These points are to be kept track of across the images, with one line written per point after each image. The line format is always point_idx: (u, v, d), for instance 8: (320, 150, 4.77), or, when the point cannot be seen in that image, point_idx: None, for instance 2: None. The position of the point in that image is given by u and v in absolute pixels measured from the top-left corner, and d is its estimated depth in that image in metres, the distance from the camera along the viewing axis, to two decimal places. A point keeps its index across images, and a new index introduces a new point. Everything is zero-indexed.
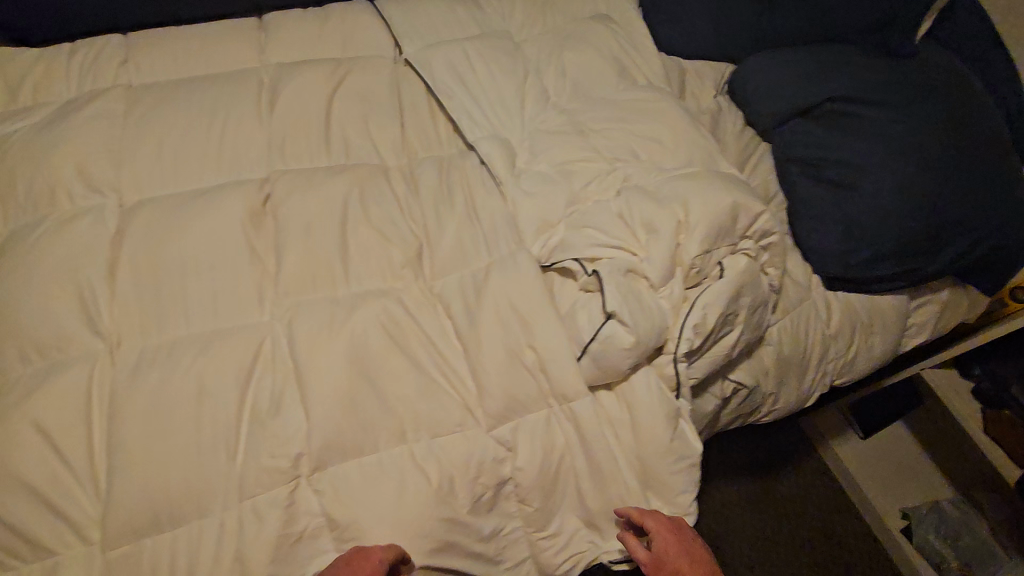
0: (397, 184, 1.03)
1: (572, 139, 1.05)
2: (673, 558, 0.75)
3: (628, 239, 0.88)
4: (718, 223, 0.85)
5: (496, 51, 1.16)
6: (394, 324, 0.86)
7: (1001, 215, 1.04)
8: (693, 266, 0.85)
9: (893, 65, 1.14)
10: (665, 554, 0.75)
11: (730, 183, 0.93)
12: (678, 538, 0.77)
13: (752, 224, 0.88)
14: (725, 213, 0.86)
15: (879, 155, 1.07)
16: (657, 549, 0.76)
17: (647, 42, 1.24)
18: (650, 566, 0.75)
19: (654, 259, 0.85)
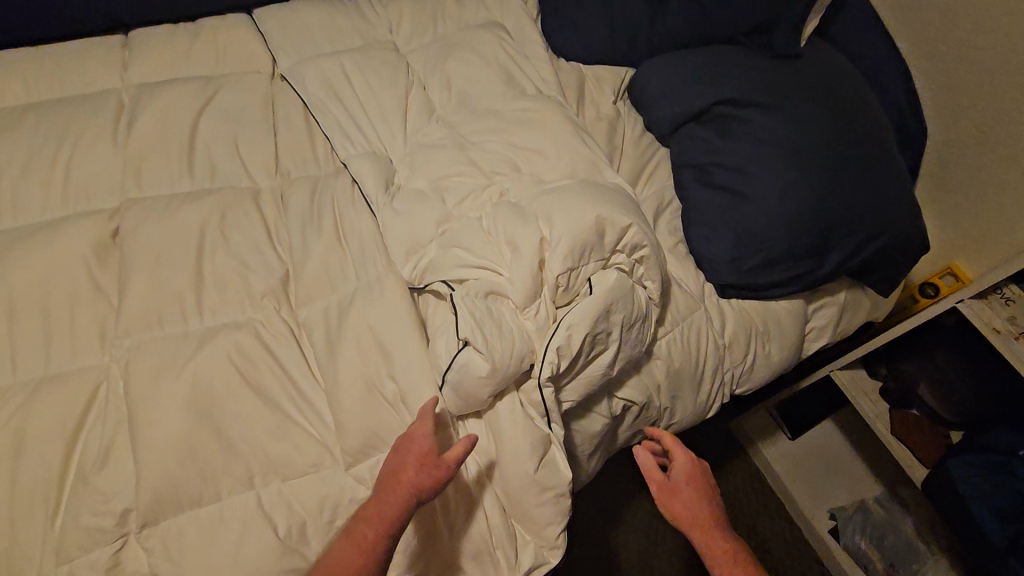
0: (266, 207, 0.98)
1: (450, 152, 1.02)
2: (687, 490, 0.83)
3: (495, 260, 0.86)
4: (583, 239, 0.83)
5: (377, 63, 1.12)
6: (245, 359, 0.81)
7: (888, 214, 1.03)
8: (560, 283, 0.82)
9: (779, 66, 1.12)
10: (681, 485, 0.84)
11: (603, 194, 0.90)
12: (698, 476, 0.85)
13: (622, 237, 0.86)
14: (590, 229, 0.84)
15: (766, 158, 1.04)
16: (692, 490, 0.83)
17: (538, 50, 1.22)
18: (663, 489, 0.84)
19: (518, 278, 0.82)
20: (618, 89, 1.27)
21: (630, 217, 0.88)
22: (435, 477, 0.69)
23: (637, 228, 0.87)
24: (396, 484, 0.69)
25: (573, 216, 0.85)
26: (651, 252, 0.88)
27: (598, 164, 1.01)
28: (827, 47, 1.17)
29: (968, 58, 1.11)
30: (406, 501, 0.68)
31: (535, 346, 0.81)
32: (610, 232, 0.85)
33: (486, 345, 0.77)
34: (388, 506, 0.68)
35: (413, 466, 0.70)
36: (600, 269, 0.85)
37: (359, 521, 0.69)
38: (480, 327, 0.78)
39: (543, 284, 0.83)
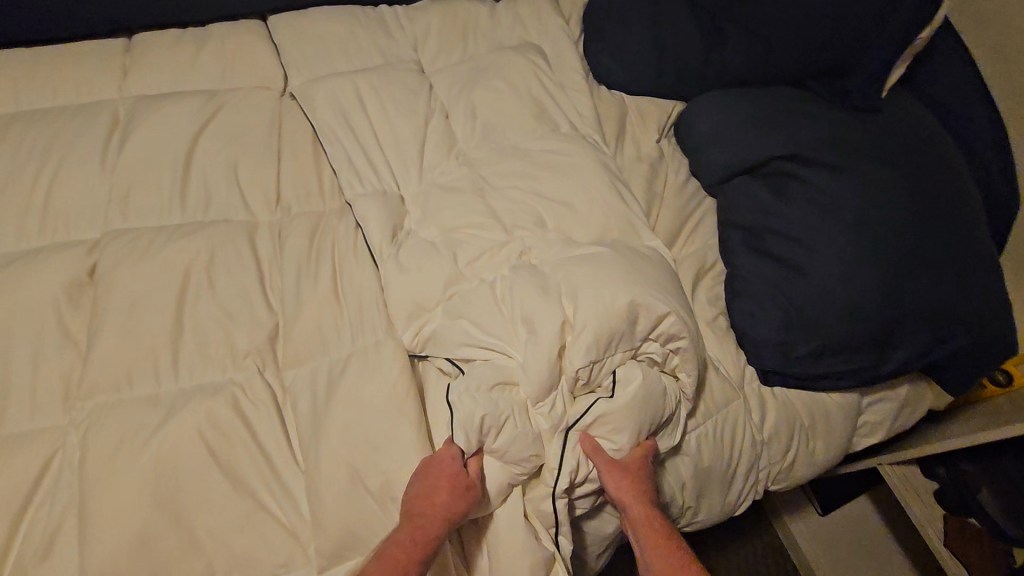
0: (261, 245, 0.88)
1: (469, 199, 0.91)
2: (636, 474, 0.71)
3: (509, 338, 0.76)
4: (610, 328, 0.72)
5: (398, 87, 1.01)
6: (218, 432, 0.71)
7: (971, 306, 0.88)
8: (579, 377, 0.72)
9: (853, 120, 0.97)
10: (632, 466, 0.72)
11: (638, 269, 0.79)
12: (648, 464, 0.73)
13: (657, 324, 0.74)
14: (620, 316, 0.73)
15: (830, 230, 0.91)
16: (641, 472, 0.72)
17: (577, 81, 1.10)
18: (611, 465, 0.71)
19: (533, 369, 0.72)
20: (663, 126, 1.14)
21: (669, 301, 0.76)
22: (468, 499, 0.67)
23: (677, 314, 0.76)
24: (430, 506, 0.65)
25: (601, 296, 0.74)
26: (691, 343, 0.76)
27: (633, 227, 0.91)
28: (911, 99, 1.01)
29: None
30: (443, 526, 0.64)
31: (542, 448, 0.72)
32: (644, 319, 0.73)
33: (495, 443, 0.70)
34: (421, 530, 0.63)
35: (447, 490, 0.66)
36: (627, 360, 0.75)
37: (390, 541, 0.63)
38: (487, 422, 0.70)
39: (561, 374, 0.73)
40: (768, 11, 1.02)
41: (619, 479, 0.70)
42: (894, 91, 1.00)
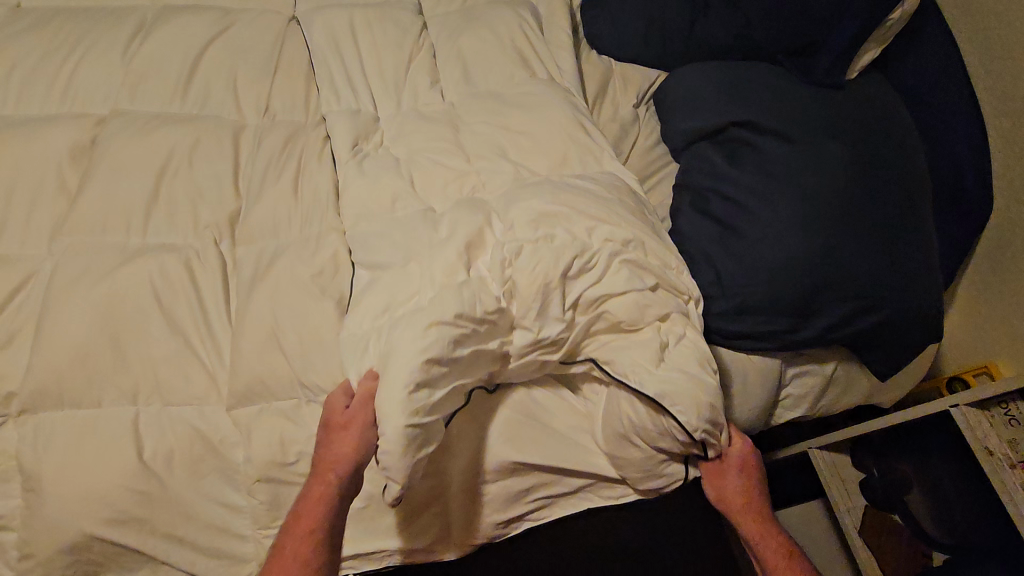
0: (242, 141, 0.98)
1: (432, 125, 0.99)
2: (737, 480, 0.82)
3: (430, 246, 0.80)
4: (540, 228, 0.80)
5: (390, 23, 1.10)
6: (165, 282, 0.82)
7: (898, 285, 0.90)
8: (502, 311, 0.76)
9: (816, 96, 0.99)
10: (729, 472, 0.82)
11: (609, 198, 0.86)
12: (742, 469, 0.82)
13: (614, 260, 0.80)
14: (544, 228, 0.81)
15: (771, 194, 0.93)
16: (744, 478, 0.81)
17: (563, 37, 1.16)
18: (711, 473, 0.82)
19: (451, 272, 0.76)
20: (643, 92, 1.17)
21: (630, 231, 0.83)
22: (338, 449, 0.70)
23: (639, 255, 0.82)
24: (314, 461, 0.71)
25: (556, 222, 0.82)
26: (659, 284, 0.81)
27: (576, 165, 0.95)
28: (884, 85, 1.03)
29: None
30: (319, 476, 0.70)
31: (436, 369, 0.71)
32: (558, 237, 0.80)
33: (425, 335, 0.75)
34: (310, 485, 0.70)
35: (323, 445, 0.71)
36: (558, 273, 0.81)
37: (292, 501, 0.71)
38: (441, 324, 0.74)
39: (503, 281, 0.78)
40: None
41: (714, 482, 0.82)
42: (862, 79, 1.03)
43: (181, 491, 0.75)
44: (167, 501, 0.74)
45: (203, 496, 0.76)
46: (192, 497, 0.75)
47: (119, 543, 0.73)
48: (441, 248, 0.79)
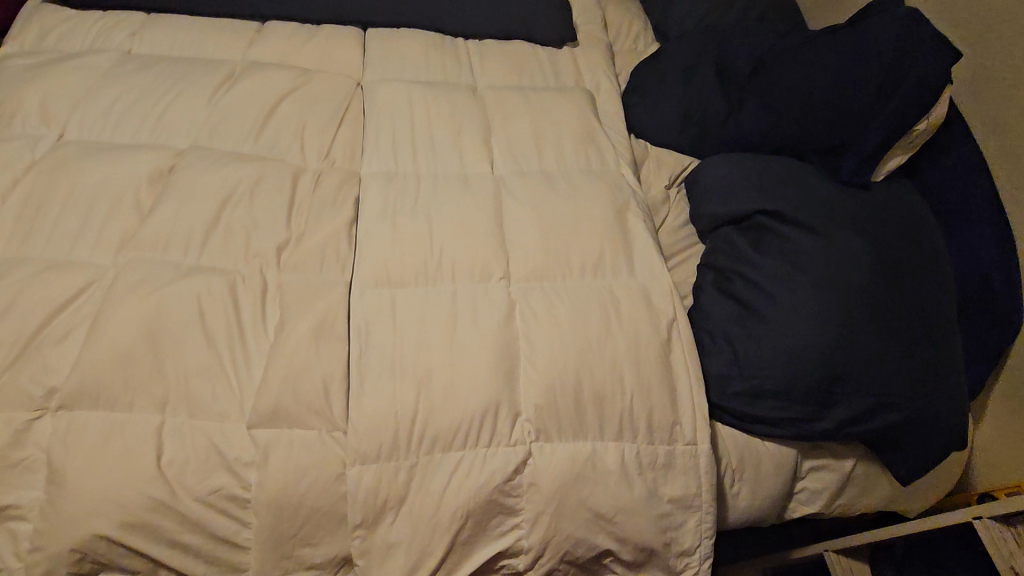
0: (301, 182, 1.07)
1: (475, 189, 1.07)
2: None
3: (464, 331, 0.89)
4: (579, 309, 0.92)
5: (447, 96, 1.22)
6: (210, 300, 0.88)
7: (918, 383, 0.90)
8: (504, 503, 0.83)
9: (843, 193, 1.03)
10: None
11: (632, 316, 0.92)
12: None
13: (624, 418, 0.86)
14: (575, 307, 0.92)
15: (792, 281, 0.95)
16: None
17: (606, 122, 1.25)
18: None
19: (463, 422, 0.83)
20: (675, 176, 1.25)
21: (649, 322, 0.92)
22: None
23: (645, 413, 0.86)
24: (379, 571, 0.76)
25: (581, 318, 0.91)
26: (656, 472, 0.86)
27: (604, 237, 1.01)
28: (910, 190, 1.07)
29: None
30: None
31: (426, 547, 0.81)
32: (593, 319, 0.91)
33: (457, 406, 0.83)
34: None
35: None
36: (582, 344, 0.88)
37: None
38: (478, 439, 0.83)
39: (531, 369, 0.87)
40: (777, 88, 1.12)
41: None
42: (889, 182, 1.07)
43: (189, 501, 0.76)
44: (173, 510, 0.76)
45: (211, 510, 0.77)
46: (198, 512, 0.77)
47: (122, 546, 0.75)
48: (477, 332, 0.89)
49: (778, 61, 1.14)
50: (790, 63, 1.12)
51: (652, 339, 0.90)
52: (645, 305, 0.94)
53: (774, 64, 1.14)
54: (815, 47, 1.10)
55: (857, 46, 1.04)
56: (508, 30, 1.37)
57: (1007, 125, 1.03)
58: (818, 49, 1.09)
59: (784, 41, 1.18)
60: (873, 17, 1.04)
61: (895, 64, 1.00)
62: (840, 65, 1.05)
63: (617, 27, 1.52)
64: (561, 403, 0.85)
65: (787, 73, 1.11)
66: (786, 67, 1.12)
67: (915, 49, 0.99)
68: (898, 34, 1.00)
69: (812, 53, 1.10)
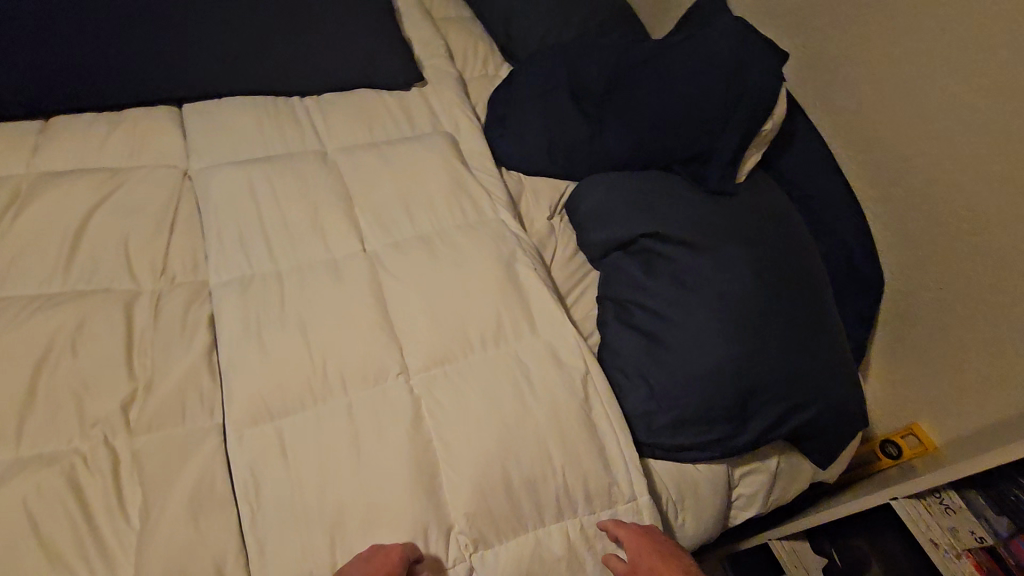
0: (138, 313, 0.90)
1: (350, 279, 0.96)
2: (646, 560, 0.75)
3: (371, 451, 0.79)
4: (490, 388, 0.85)
5: (295, 171, 1.09)
6: (44, 506, 0.71)
7: (818, 377, 0.94)
8: None
9: (713, 203, 1.05)
10: (638, 559, 0.75)
11: (545, 383, 0.87)
12: (648, 541, 0.77)
13: (561, 495, 0.82)
14: (485, 388, 0.86)
15: (688, 304, 0.95)
16: (658, 554, 0.76)
17: (474, 164, 1.19)
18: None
19: None
20: (555, 204, 1.22)
21: (563, 384, 0.88)
22: None
23: (580, 484, 0.83)
24: None
25: (493, 399, 0.85)
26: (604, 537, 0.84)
27: (499, 300, 0.95)
28: (770, 183, 1.12)
29: (943, 206, 1.00)
30: None
31: None
32: (506, 397, 0.85)
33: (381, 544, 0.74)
34: None
35: None
36: (501, 429, 0.82)
37: None
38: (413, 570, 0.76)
39: (453, 472, 0.80)
40: (633, 108, 1.11)
41: (641, 546, 0.77)
42: (752, 179, 1.11)
43: None
44: None
45: None
46: None
47: None
48: (383, 448, 0.80)
49: (628, 80, 1.14)
50: (640, 79, 1.12)
51: (569, 401, 0.87)
52: (555, 365, 0.90)
53: (626, 84, 1.14)
54: (660, 64, 1.10)
55: (697, 63, 1.06)
56: (348, 79, 1.24)
57: (843, 113, 1.14)
58: (663, 66, 1.10)
59: (630, 55, 1.16)
60: (706, 35, 1.07)
61: (733, 79, 1.04)
62: (686, 82, 1.07)
63: (462, 55, 1.46)
64: (493, 501, 0.79)
65: (639, 93, 1.11)
66: (638, 87, 1.12)
67: (749, 65, 1.04)
68: (731, 52, 1.04)
69: (658, 71, 1.10)
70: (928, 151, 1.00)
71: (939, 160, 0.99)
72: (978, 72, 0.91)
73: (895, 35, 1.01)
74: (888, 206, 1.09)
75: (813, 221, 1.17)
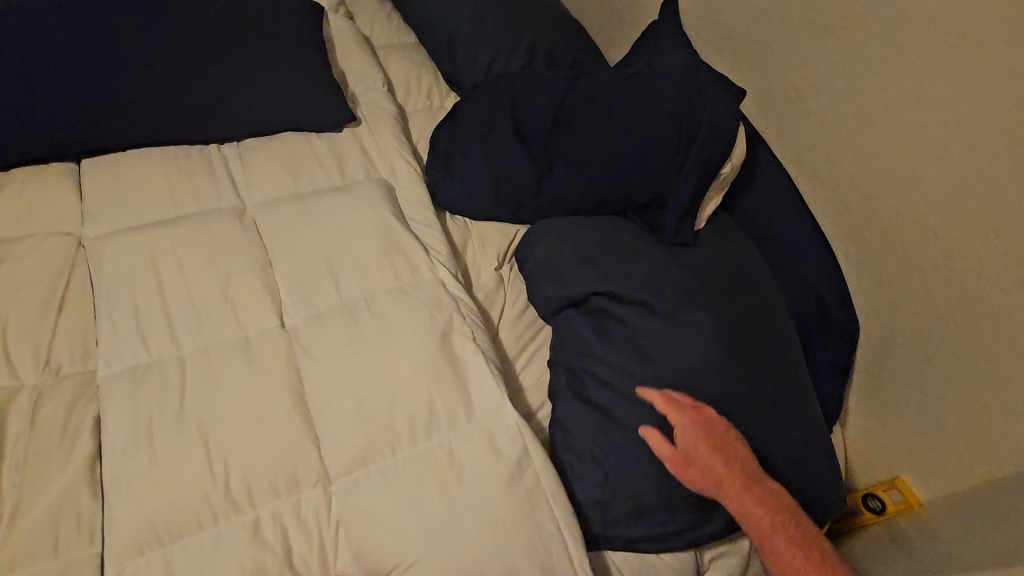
0: (12, 415, 0.78)
1: (264, 361, 0.85)
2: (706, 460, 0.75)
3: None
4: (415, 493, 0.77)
5: (204, 233, 0.96)
6: None
7: (786, 454, 0.85)
8: None
9: (670, 255, 0.95)
10: (695, 451, 0.76)
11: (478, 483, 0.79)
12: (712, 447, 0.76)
13: None
14: (408, 493, 0.77)
15: (644, 375, 0.85)
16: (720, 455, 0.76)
17: (411, 213, 1.08)
18: (674, 463, 0.76)
19: None
20: (503, 252, 1.11)
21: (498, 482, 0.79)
22: None
23: None
24: None
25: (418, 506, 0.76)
26: None
27: (430, 381, 0.85)
28: (733, 228, 1.03)
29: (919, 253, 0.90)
30: None
31: None
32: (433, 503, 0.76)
33: None
34: None
35: None
36: (428, 542, 0.74)
37: None
38: None
39: None
40: (580, 149, 1.00)
41: (698, 441, 0.76)
42: (713, 224, 1.01)
43: None
44: None
45: None
46: None
47: None
48: None
49: (573, 118, 1.03)
50: (587, 115, 1.01)
51: (505, 502, 0.78)
52: (490, 455, 0.81)
53: (571, 122, 1.02)
54: (607, 100, 0.99)
55: (646, 101, 0.96)
56: (268, 122, 1.12)
57: (809, 145, 1.04)
58: (610, 102, 0.99)
59: (576, 91, 1.06)
60: (654, 68, 0.97)
61: (685, 121, 0.94)
62: (635, 122, 0.96)
63: (404, 85, 1.34)
64: None
65: (586, 133, 1.00)
66: (584, 125, 1.01)
67: (700, 104, 0.94)
68: (682, 90, 0.94)
69: (604, 109, 0.99)
70: (901, 191, 0.91)
71: (913, 201, 0.89)
72: (955, 107, 0.82)
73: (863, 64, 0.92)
74: (861, 248, 1.00)
75: (782, 263, 1.07)
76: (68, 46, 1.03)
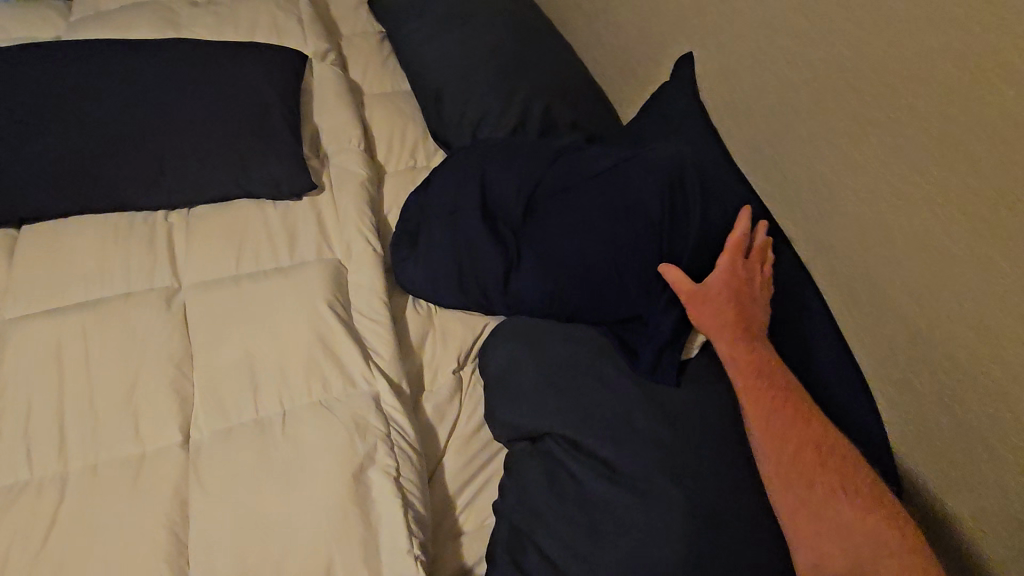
0: None
1: (151, 494, 0.73)
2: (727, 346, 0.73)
3: None
4: None
5: (120, 324, 0.86)
6: None
7: None
8: None
9: (650, 401, 0.74)
10: (720, 331, 0.74)
11: None
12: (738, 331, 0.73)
13: None
14: None
15: (596, 563, 0.66)
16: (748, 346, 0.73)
17: (362, 302, 0.93)
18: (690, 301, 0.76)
19: None
20: (465, 351, 0.94)
21: None
22: None
23: None
24: None
25: None
26: None
27: (334, 539, 0.70)
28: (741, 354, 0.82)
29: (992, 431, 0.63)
30: None
31: None
32: None
33: None
34: None
35: None
36: None
37: None
38: None
39: None
40: (548, 247, 0.86)
41: (723, 327, 0.74)
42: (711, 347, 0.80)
43: None
44: None
45: None
46: None
47: None
48: None
49: (544, 209, 0.90)
50: (561, 208, 0.88)
51: None
52: None
53: (541, 213, 0.90)
54: (581, 194, 0.87)
55: (623, 202, 0.84)
56: (222, 190, 1.02)
57: (844, 254, 0.77)
58: (583, 199, 0.87)
59: (550, 176, 0.93)
60: (634, 163, 0.86)
61: (669, 229, 0.81)
62: (609, 222, 0.84)
63: (386, 141, 1.21)
64: None
65: (555, 230, 0.87)
66: (553, 219, 0.88)
67: (685, 213, 0.82)
68: (665, 194, 0.82)
69: (577, 204, 0.87)
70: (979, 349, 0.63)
71: (996, 369, 0.61)
72: None
73: (927, 160, 0.65)
74: (902, 399, 0.73)
75: None
76: (15, 111, 0.97)
